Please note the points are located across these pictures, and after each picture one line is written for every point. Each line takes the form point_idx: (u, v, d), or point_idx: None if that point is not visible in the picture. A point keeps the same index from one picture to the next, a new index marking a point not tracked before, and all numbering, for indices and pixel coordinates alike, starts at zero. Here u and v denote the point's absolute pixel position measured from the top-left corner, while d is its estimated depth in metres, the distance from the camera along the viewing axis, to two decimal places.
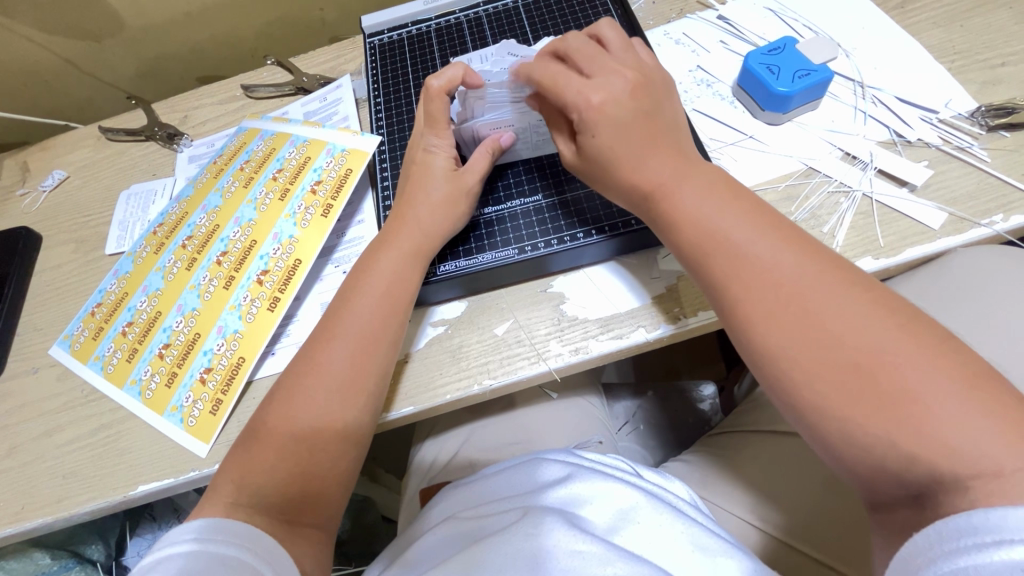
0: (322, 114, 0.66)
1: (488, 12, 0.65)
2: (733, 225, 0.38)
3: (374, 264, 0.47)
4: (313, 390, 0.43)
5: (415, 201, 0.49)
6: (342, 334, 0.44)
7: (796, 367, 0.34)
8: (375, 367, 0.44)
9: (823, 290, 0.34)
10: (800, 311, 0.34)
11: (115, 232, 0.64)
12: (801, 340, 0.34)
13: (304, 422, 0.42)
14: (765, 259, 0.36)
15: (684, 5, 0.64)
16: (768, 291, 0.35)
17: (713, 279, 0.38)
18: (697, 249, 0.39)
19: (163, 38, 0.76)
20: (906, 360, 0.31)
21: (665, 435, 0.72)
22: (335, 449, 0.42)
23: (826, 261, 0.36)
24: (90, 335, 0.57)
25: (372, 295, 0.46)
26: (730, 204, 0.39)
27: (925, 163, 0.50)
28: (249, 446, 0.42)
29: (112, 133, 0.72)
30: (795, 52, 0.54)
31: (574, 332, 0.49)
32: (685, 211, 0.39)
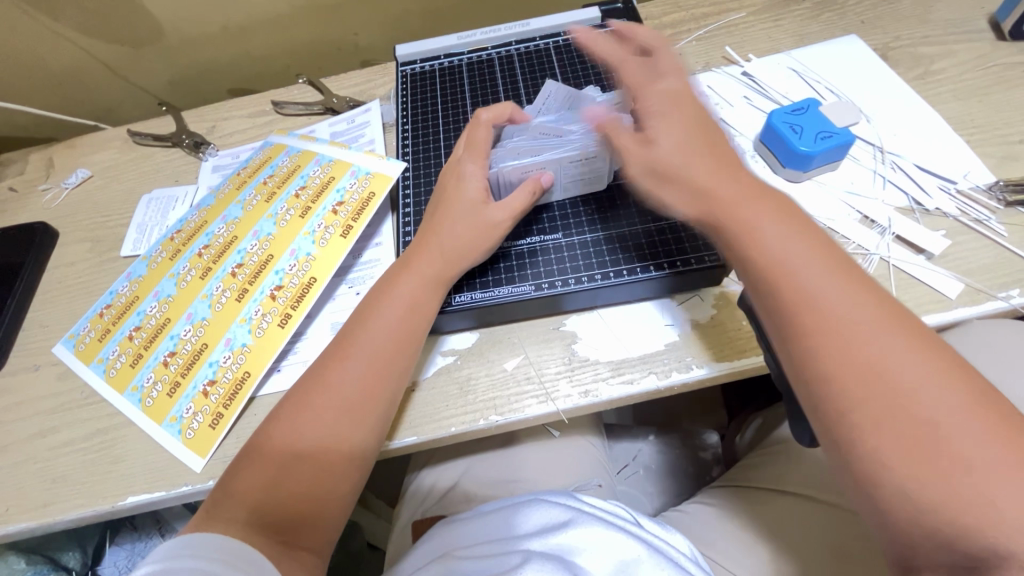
0: (348, 136, 0.67)
1: (519, 51, 0.67)
2: (819, 275, 0.35)
3: (392, 287, 0.47)
4: (319, 411, 0.42)
5: (439, 225, 0.49)
6: (354, 354, 0.44)
7: (831, 395, 0.32)
8: (385, 391, 0.44)
9: (924, 377, 0.31)
10: (859, 346, 0.32)
11: (132, 235, 0.65)
12: (891, 416, 0.30)
13: (307, 444, 0.41)
14: (855, 323, 0.33)
15: (709, 59, 0.66)
16: (825, 321, 0.33)
17: (788, 328, 0.35)
18: (763, 275, 0.36)
19: (200, 49, 0.78)
20: (983, 457, 0.28)
21: (665, 483, 0.71)
22: (340, 473, 0.41)
23: (935, 350, 0.32)
24: (96, 337, 0.57)
25: (388, 317, 0.46)
26: (816, 248, 0.36)
27: (943, 232, 0.50)
28: (251, 459, 0.41)
29: (140, 137, 0.73)
30: (818, 114, 0.55)
31: (584, 374, 0.48)
32: (756, 235, 0.37)
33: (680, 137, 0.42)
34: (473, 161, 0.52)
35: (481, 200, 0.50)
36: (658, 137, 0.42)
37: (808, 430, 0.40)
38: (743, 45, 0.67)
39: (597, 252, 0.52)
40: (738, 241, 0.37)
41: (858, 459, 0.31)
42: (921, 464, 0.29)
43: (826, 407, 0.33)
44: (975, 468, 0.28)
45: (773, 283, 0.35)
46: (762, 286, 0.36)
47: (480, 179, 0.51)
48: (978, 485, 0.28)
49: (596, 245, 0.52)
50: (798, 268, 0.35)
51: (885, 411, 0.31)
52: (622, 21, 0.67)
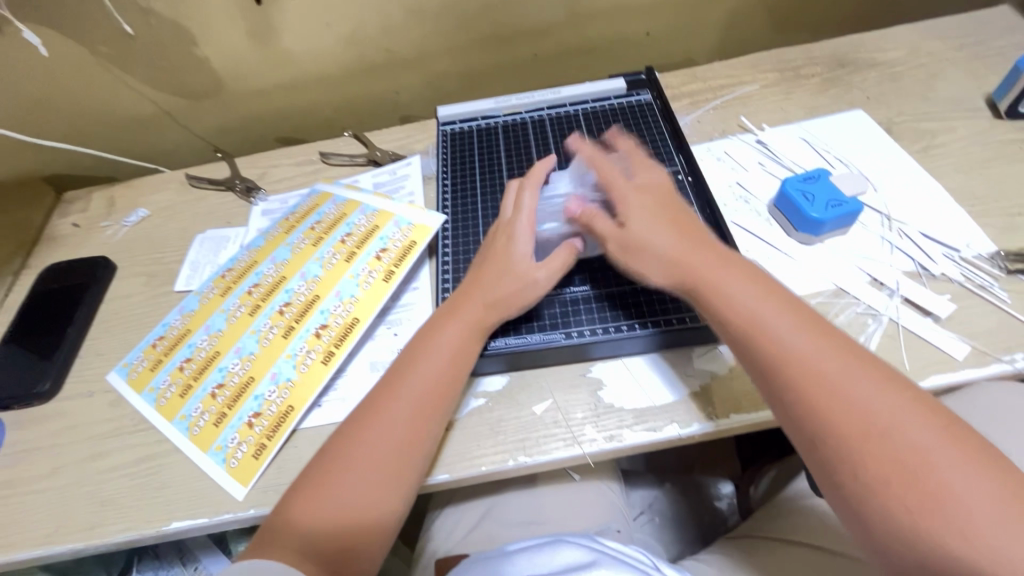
0: (390, 186, 0.73)
1: (550, 115, 0.73)
2: (796, 337, 0.42)
3: (435, 332, 0.51)
4: (365, 447, 0.45)
5: (478, 275, 0.54)
6: (400, 394, 0.47)
7: (813, 433, 0.40)
8: (429, 431, 0.47)
9: (893, 414, 0.38)
10: (836, 394, 0.39)
11: (185, 272, 0.69)
12: (871, 451, 0.37)
13: (353, 477, 0.44)
14: (830, 376, 0.40)
15: (725, 127, 0.72)
16: (796, 368, 0.41)
17: (775, 383, 0.42)
18: (749, 339, 0.43)
19: (255, 103, 0.85)
20: (949, 479, 0.35)
21: (679, 532, 0.71)
22: (382, 507, 0.44)
23: (898, 389, 0.39)
24: (149, 366, 0.61)
25: (431, 359, 0.49)
26: (790, 314, 0.43)
27: (949, 296, 0.54)
28: (302, 489, 0.44)
29: (196, 181, 0.79)
30: (828, 183, 0.59)
31: (609, 420, 0.51)
32: (739, 306, 0.44)
33: (654, 225, 0.50)
34: (516, 224, 0.56)
35: (519, 254, 0.54)
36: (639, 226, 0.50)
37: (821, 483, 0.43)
38: (757, 115, 0.73)
39: (624, 305, 0.56)
40: (723, 313, 0.45)
41: (846, 488, 0.38)
42: (893, 486, 0.36)
43: (811, 444, 0.40)
44: (933, 480, 0.35)
45: (756, 341, 0.43)
46: (749, 345, 0.43)
47: (522, 239, 0.55)
48: (939, 498, 0.35)
49: (622, 299, 0.56)
50: (777, 332, 0.42)
51: (866, 446, 0.37)
52: (645, 92, 0.74)
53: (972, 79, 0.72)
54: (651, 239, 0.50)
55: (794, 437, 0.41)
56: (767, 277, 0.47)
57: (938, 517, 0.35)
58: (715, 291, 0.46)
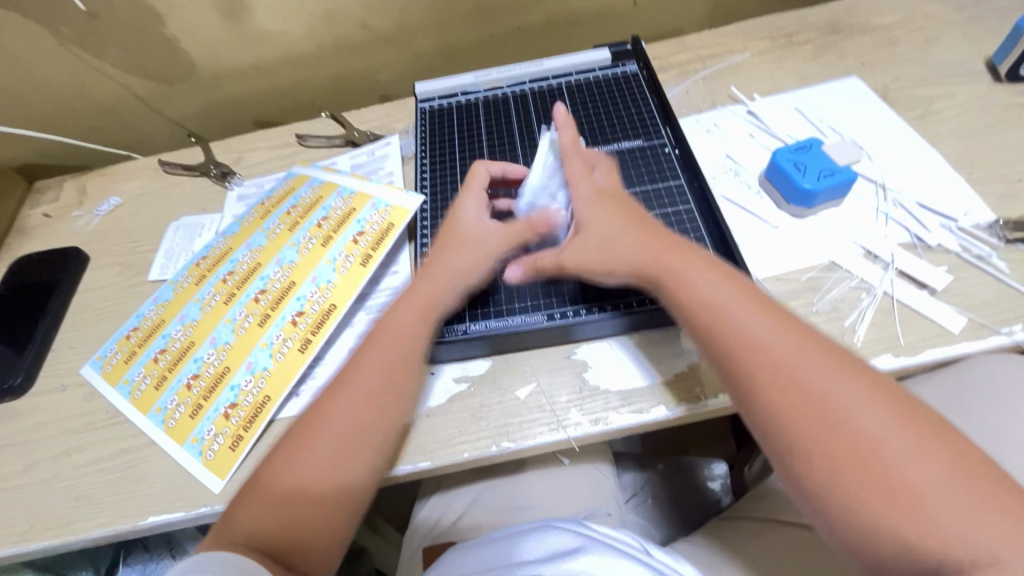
0: (368, 167, 0.70)
1: (533, 89, 0.70)
2: (753, 326, 0.40)
3: (393, 319, 0.49)
4: (320, 441, 0.44)
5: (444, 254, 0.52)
6: (353, 382, 0.46)
7: (768, 421, 0.38)
8: (398, 407, 0.46)
9: (850, 402, 0.36)
10: (793, 384, 0.37)
11: (160, 261, 0.67)
12: (827, 441, 0.35)
13: (308, 471, 0.43)
14: (787, 364, 0.38)
15: (715, 98, 0.69)
16: (752, 358, 0.39)
17: (731, 373, 0.40)
18: (707, 329, 0.42)
19: (229, 85, 0.82)
20: (909, 467, 0.33)
21: (671, 513, 0.70)
22: (337, 489, 0.43)
23: (857, 375, 0.37)
24: (123, 359, 0.59)
25: (387, 347, 0.48)
26: (749, 302, 0.41)
27: (945, 268, 0.52)
28: (262, 479, 0.43)
29: (170, 167, 0.77)
30: (820, 152, 0.57)
31: (595, 403, 0.49)
32: (696, 296, 0.43)
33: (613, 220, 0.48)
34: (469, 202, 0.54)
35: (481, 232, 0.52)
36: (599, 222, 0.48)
37: None
38: (749, 84, 0.70)
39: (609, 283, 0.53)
40: (682, 304, 0.43)
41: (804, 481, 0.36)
42: (854, 475, 0.34)
43: (767, 434, 0.38)
44: (893, 468, 0.33)
45: (712, 330, 0.41)
46: (705, 333, 0.42)
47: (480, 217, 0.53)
48: (902, 488, 0.33)
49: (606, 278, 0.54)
50: (734, 322, 0.40)
51: (823, 436, 0.35)
52: (631, 62, 0.70)
53: (970, 42, 0.69)
54: (608, 234, 0.47)
55: (752, 428, 0.39)
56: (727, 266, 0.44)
57: (899, 508, 0.33)
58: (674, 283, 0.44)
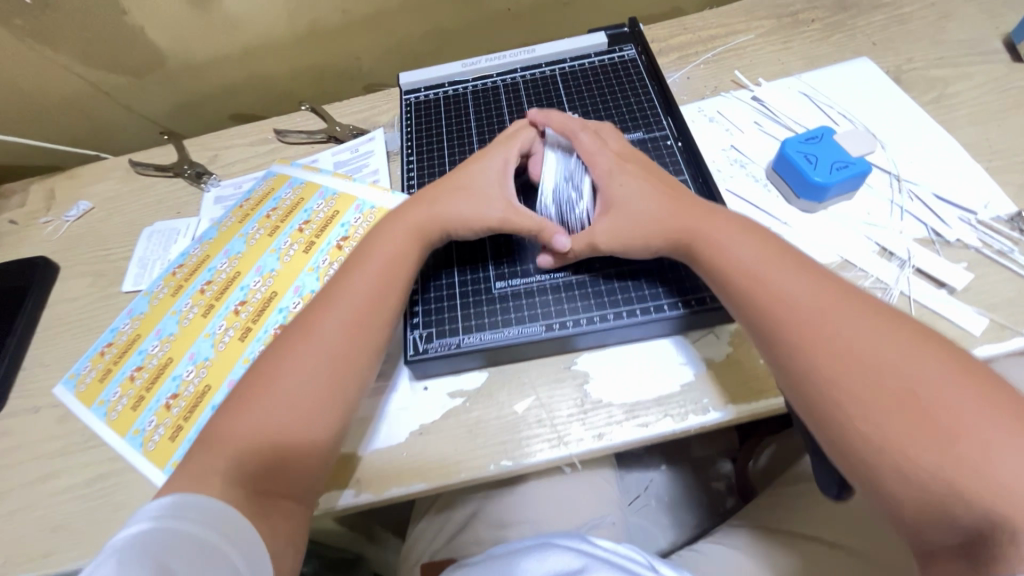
0: (352, 165, 0.66)
1: (525, 77, 0.66)
2: (794, 288, 0.39)
3: (331, 304, 0.45)
4: (257, 434, 0.39)
5: (403, 240, 0.48)
6: (291, 370, 0.42)
7: (810, 383, 0.36)
8: (342, 362, 0.43)
9: (902, 359, 0.34)
10: (838, 345, 0.36)
11: (134, 270, 0.64)
12: (876, 401, 0.34)
13: (259, 435, 0.39)
14: (831, 324, 0.37)
15: (718, 83, 0.65)
16: (793, 318, 0.38)
17: (772, 337, 0.39)
18: (744, 290, 0.41)
19: (201, 78, 0.77)
20: (966, 423, 0.31)
21: (678, 515, 0.67)
22: (293, 463, 0.40)
23: (907, 333, 0.36)
24: (97, 377, 0.56)
25: (327, 334, 0.43)
26: (789, 264, 0.41)
27: (964, 265, 0.49)
28: (193, 476, 0.38)
29: (141, 167, 0.72)
30: (832, 142, 0.53)
31: (598, 417, 0.47)
32: (733, 260, 0.42)
33: (645, 202, 0.46)
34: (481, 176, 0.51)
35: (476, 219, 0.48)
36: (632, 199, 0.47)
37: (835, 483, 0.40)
38: (753, 68, 0.66)
39: (609, 290, 0.50)
40: (719, 268, 0.42)
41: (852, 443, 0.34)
42: (907, 434, 0.32)
43: (810, 398, 0.36)
44: (949, 424, 0.32)
45: (748, 292, 0.41)
46: (742, 296, 0.41)
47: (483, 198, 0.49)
48: (960, 445, 0.31)
49: (605, 282, 0.50)
50: (774, 283, 0.40)
51: (873, 396, 0.34)
52: (628, 47, 0.66)
53: (986, 18, 0.66)
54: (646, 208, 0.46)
55: (794, 394, 0.38)
56: (764, 231, 0.44)
57: (955, 466, 0.31)
58: (713, 250, 0.43)
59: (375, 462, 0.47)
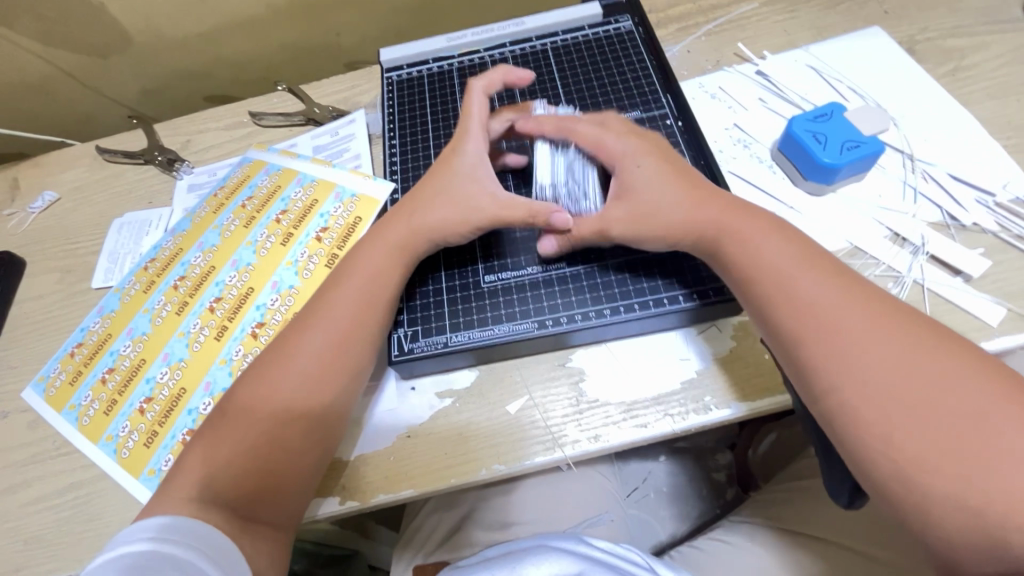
0: (332, 149, 0.62)
1: (515, 53, 0.62)
2: (817, 291, 0.37)
3: (316, 308, 0.43)
4: (240, 443, 0.38)
5: (390, 236, 0.45)
6: (276, 381, 0.40)
7: (844, 399, 0.34)
8: (327, 374, 0.41)
9: (932, 369, 0.32)
10: (864, 353, 0.34)
11: (104, 264, 0.60)
12: (903, 413, 0.32)
13: (241, 453, 0.38)
14: (857, 330, 0.35)
15: (720, 57, 0.61)
16: (815, 323, 0.36)
17: (791, 342, 0.37)
18: (762, 292, 0.39)
19: (170, 56, 0.72)
20: (999, 437, 0.30)
21: (678, 507, 0.65)
22: (273, 477, 0.38)
23: (936, 340, 0.34)
24: (68, 380, 0.53)
25: (312, 338, 0.42)
26: (812, 265, 0.38)
27: (981, 251, 0.46)
28: (179, 484, 0.38)
29: (109, 154, 0.68)
30: (843, 120, 0.50)
31: (594, 417, 0.44)
32: (752, 260, 0.40)
33: (644, 192, 0.43)
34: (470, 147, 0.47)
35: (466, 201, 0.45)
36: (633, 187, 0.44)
37: (846, 489, 0.38)
38: (757, 40, 0.62)
39: (606, 283, 0.47)
40: (737, 269, 0.40)
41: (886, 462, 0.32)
42: (935, 449, 0.31)
43: (829, 408, 0.35)
44: (981, 439, 0.30)
45: (774, 299, 0.38)
46: (766, 304, 0.38)
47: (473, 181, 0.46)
48: (992, 461, 0.29)
49: (602, 274, 0.47)
50: (797, 285, 0.37)
51: (900, 409, 0.32)
52: (625, 18, 0.62)
53: None
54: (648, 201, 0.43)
55: (812, 403, 0.36)
56: (789, 230, 0.41)
57: (983, 483, 0.29)
58: (731, 248, 0.41)
59: (360, 468, 0.45)
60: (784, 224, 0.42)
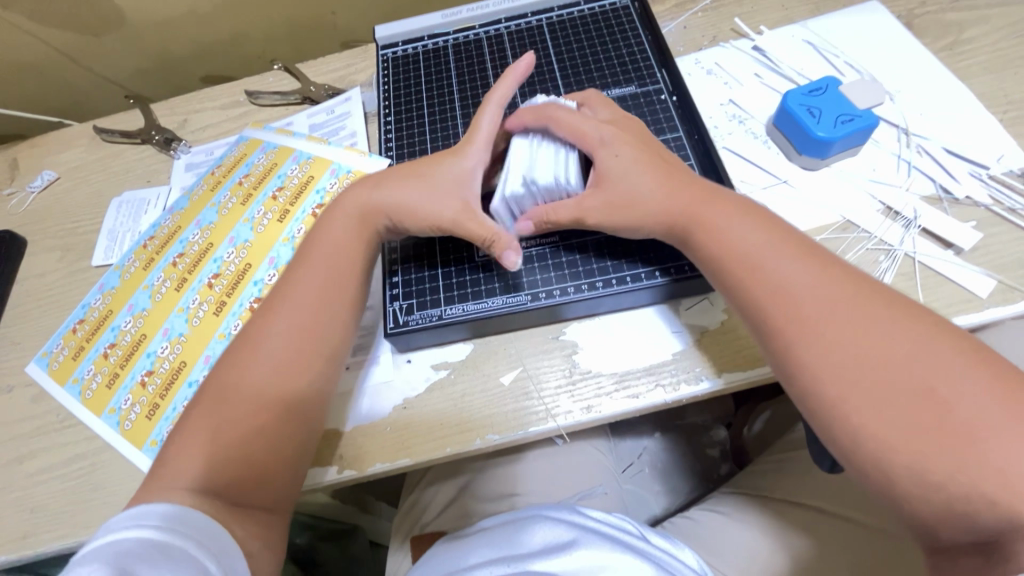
0: (328, 127, 0.62)
1: (510, 29, 0.62)
2: (790, 275, 0.37)
3: (309, 284, 0.43)
4: (237, 412, 0.39)
5: (382, 208, 0.45)
6: (267, 357, 0.41)
7: (813, 377, 0.34)
8: (323, 348, 0.42)
9: (908, 347, 0.33)
10: (838, 335, 0.34)
11: (103, 243, 0.61)
12: (879, 393, 0.32)
13: (238, 422, 0.39)
14: (832, 312, 0.35)
15: (717, 32, 0.61)
16: (787, 307, 0.36)
17: (768, 328, 0.37)
18: (738, 279, 0.39)
19: (165, 36, 0.72)
20: (977, 409, 0.30)
21: (672, 481, 0.66)
22: (269, 446, 0.39)
23: (911, 318, 0.34)
24: (71, 355, 0.54)
25: (308, 311, 0.42)
26: (785, 249, 0.38)
27: (973, 223, 0.46)
28: (176, 447, 0.38)
29: (107, 134, 0.68)
30: (838, 94, 0.50)
31: (586, 388, 0.45)
32: (727, 245, 0.39)
33: (637, 166, 0.43)
34: (457, 125, 0.47)
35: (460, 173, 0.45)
36: (627, 163, 0.43)
37: (828, 456, 0.40)
38: (755, 15, 0.61)
39: (598, 257, 0.47)
40: (714, 257, 0.40)
41: (857, 433, 0.32)
42: (916, 425, 0.31)
43: (808, 389, 0.35)
44: (959, 412, 0.30)
45: (745, 282, 0.38)
46: (738, 287, 0.38)
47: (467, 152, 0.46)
48: (971, 433, 0.30)
49: (595, 248, 0.48)
50: (771, 271, 0.37)
51: (876, 389, 0.32)
52: None
53: None
54: (637, 176, 0.43)
55: (789, 384, 0.36)
56: (763, 213, 0.41)
57: (961, 452, 0.30)
58: (708, 235, 0.40)
59: (357, 438, 0.46)
60: (761, 208, 0.41)
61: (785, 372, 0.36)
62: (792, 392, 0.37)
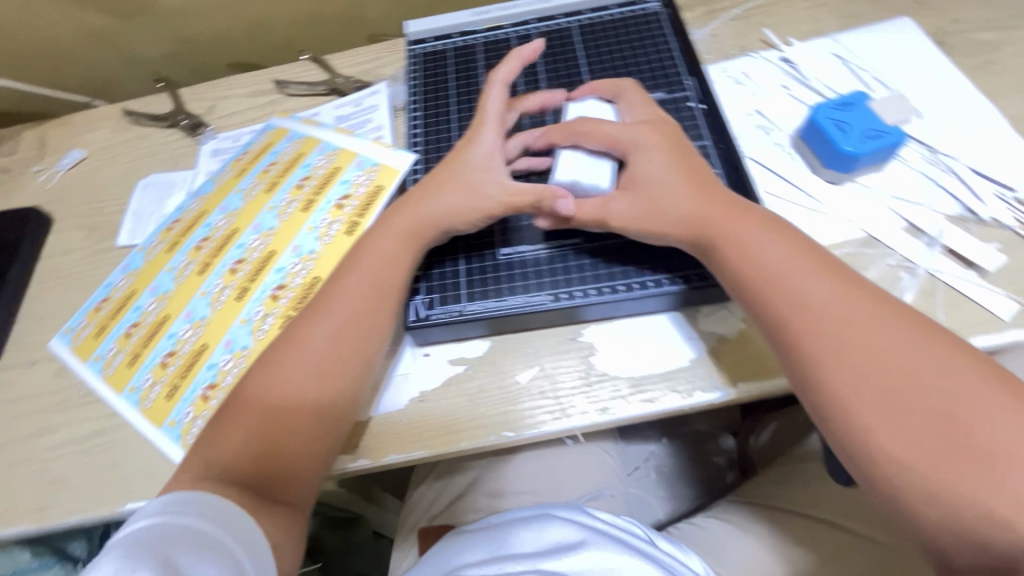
0: (354, 120, 0.63)
1: (539, 30, 0.62)
2: (812, 290, 0.37)
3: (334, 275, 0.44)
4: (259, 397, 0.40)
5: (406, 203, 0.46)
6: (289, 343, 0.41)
7: (831, 391, 0.34)
8: (344, 339, 0.42)
9: (929, 367, 0.33)
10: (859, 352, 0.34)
11: (128, 223, 0.62)
12: (899, 411, 0.32)
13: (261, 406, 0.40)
14: (854, 329, 0.35)
15: (746, 42, 0.61)
16: (809, 322, 0.36)
17: (788, 341, 0.37)
18: (759, 292, 0.39)
19: (196, 22, 0.73)
20: (996, 431, 0.30)
21: (678, 488, 0.66)
22: (289, 432, 0.40)
23: (932, 339, 0.34)
24: (93, 333, 0.55)
25: (335, 301, 0.43)
26: (808, 264, 0.38)
27: (996, 245, 0.46)
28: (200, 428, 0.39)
29: (136, 116, 0.69)
30: (867, 110, 0.50)
31: (602, 390, 0.46)
32: (750, 258, 0.40)
33: (663, 173, 0.43)
34: (486, 129, 0.47)
35: (485, 174, 0.45)
36: (654, 169, 0.43)
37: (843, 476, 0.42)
38: (784, 26, 0.61)
39: (619, 261, 0.47)
40: (735, 268, 0.40)
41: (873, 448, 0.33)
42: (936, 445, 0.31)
43: (827, 403, 0.35)
44: (980, 434, 0.30)
45: (766, 293, 0.38)
46: (758, 299, 0.39)
47: (493, 155, 0.47)
48: (990, 455, 0.30)
49: (616, 252, 0.48)
50: (793, 285, 0.37)
51: (896, 407, 0.32)
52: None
53: None
54: (663, 183, 0.43)
55: (806, 398, 0.36)
56: (788, 227, 0.41)
57: (978, 473, 0.30)
58: (730, 246, 0.40)
59: (372, 428, 0.46)
60: (784, 222, 0.42)
61: (804, 385, 0.36)
62: (808, 405, 0.37)
